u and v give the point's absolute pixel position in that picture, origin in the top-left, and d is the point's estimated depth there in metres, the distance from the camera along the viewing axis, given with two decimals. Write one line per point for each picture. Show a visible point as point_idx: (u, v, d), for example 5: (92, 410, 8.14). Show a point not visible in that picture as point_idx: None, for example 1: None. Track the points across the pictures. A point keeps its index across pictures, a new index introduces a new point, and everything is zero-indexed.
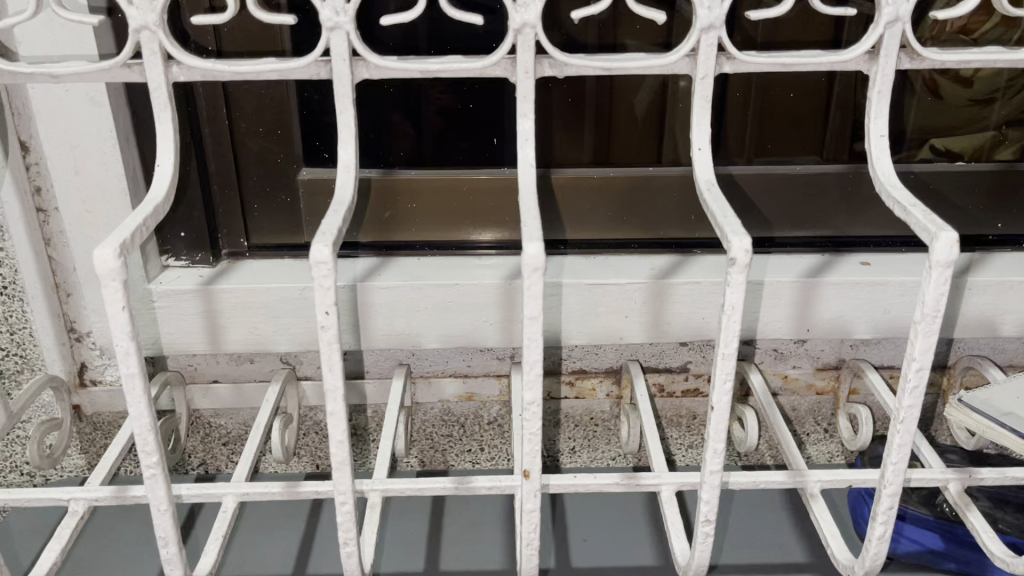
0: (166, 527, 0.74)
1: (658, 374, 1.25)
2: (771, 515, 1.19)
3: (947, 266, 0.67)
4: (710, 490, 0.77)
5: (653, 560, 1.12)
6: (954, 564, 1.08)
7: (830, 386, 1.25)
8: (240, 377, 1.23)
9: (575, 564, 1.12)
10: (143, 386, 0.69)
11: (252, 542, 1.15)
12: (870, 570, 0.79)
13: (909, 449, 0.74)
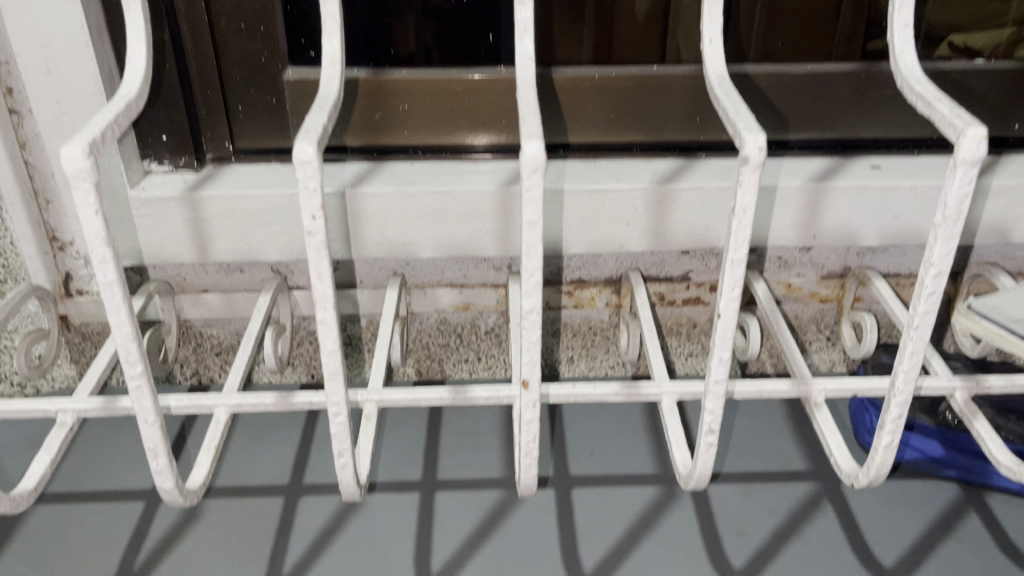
0: (155, 438, 0.72)
1: (659, 283, 1.22)
2: (771, 424, 1.18)
3: (972, 164, 0.63)
4: (715, 400, 0.74)
5: (652, 469, 1.12)
6: (955, 470, 1.07)
7: (835, 295, 1.23)
8: (230, 287, 1.19)
9: (574, 473, 1.11)
10: (123, 295, 0.66)
11: (249, 453, 1.14)
12: (874, 480, 0.78)
13: (921, 357, 0.71)
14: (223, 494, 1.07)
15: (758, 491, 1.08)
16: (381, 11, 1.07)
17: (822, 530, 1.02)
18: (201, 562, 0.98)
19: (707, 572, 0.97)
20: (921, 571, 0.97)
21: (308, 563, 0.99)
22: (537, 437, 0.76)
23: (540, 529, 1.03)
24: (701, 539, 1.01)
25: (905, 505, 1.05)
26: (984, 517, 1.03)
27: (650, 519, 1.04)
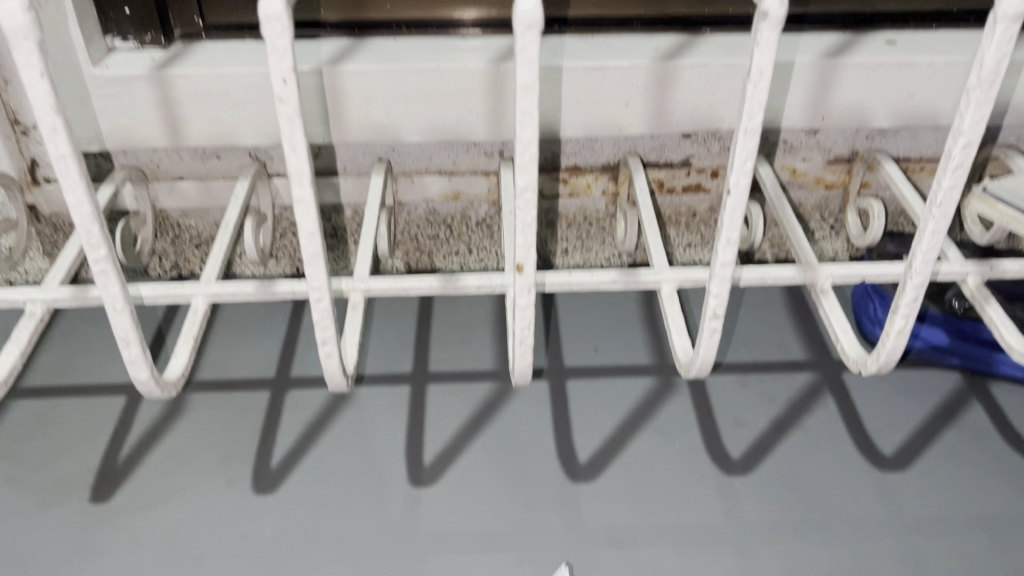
0: (125, 326, 0.67)
1: (659, 169, 1.16)
2: (770, 314, 1.15)
3: (1015, 20, 0.56)
4: (721, 283, 0.70)
5: (648, 360, 1.09)
6: (958, 358, 1.04)
7: (841, 181, 1.17)
8: (207, 175, 1.13)
9: (569, 365, 1.08)
10: (78, 169, 0.60)
11: (233, 346, 1.10)
12: (883, 366, 0.75)
13: (942, 237, 0.67)
14: (207, 388, 1.04)
15: (757, 382, 1.05)
16: None
17: (822, 420, 1.00)
18: (186, 456, 0.96)
19: (704, 463, 0.96)
20: (921, 460, 0.95)
21: (297, 457, 0.96)
22: (533, 322, 0.72)
23: (535, 421, 1.01)
24: (698, 430, 0.99)
25: (907, 394, 1.03)
26: (987, 405, 1.01)
27: (646, 411, 1.02)
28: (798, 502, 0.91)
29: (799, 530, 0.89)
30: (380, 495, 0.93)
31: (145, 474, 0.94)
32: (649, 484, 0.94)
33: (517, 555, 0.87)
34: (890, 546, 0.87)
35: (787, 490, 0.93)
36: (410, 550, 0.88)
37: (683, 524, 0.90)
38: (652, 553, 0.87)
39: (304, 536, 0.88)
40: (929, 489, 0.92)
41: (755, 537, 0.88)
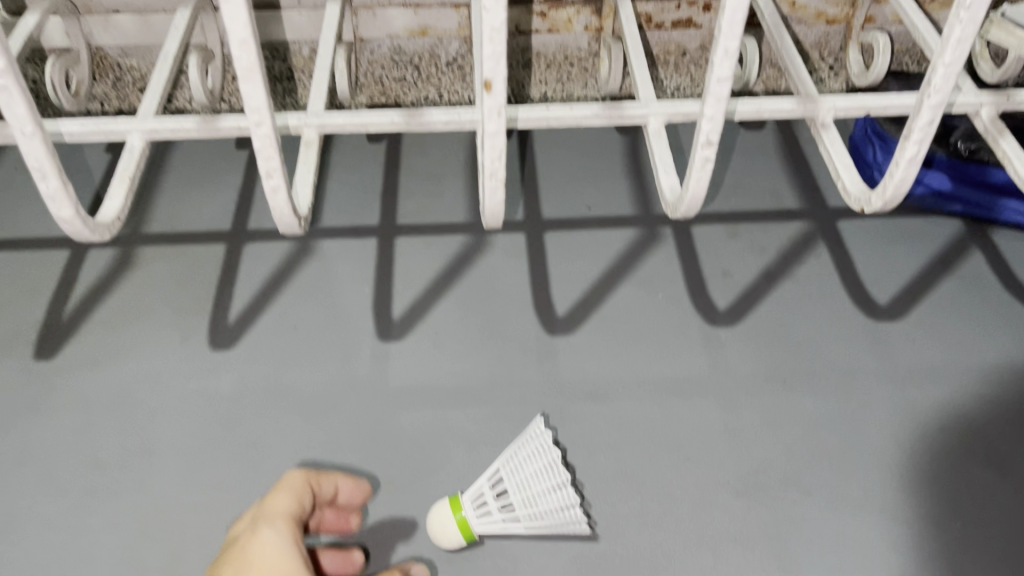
0: (40, 155, 0.59)
1: (647, 2, 1.06)
2: (763, 159, 1.07)
3: None
4: (715, 105, 0.61)
5: (632, 211, 1.01)
6: (961, 206, 0.98)
7: (844, 15, 1.09)
8: (145, 8, 1.03)
9: (546, 216, 1.00)
10: None
11: (183, 196, 1.02)
12: (889, 202, 0.68)
13: (968, 49, 0.57)
14: (157, 241, 0.97)
15: (747, 230, 0.98)
16: None
17: (815, 270, 0.94)
18: (136, 311, 0.90)
19: (689, 315, 0.90)
20: (916, 309, 0.91)
21: (256, 312, 0.90)
22: (504, 153, 0.62)
23: (510, 273, 0.94)
24: (684, 281, 0.94)
25: (905, 242, 0.97)
26: (988, 253, 0.95)
27: (629, 262, 0.95)
28: (786, 352, 0.87)
29: (787, 382, 0.85)
30: (345, 351, 0.87)
31: (94, 328, 0.88)
32: (631, 337, 0.88)
33: (491, 410, 0.83)
34: (880, 394, 0.84)
35: (775, 340, 0.88)
36: (378, 406, 0.83)
37: (666, 376, 0.85)
38: (633, 405, 0.83)
39: (265, 393, 0.84)
40: (923, 338, 0.88)
41: (740, 389, 0.84)
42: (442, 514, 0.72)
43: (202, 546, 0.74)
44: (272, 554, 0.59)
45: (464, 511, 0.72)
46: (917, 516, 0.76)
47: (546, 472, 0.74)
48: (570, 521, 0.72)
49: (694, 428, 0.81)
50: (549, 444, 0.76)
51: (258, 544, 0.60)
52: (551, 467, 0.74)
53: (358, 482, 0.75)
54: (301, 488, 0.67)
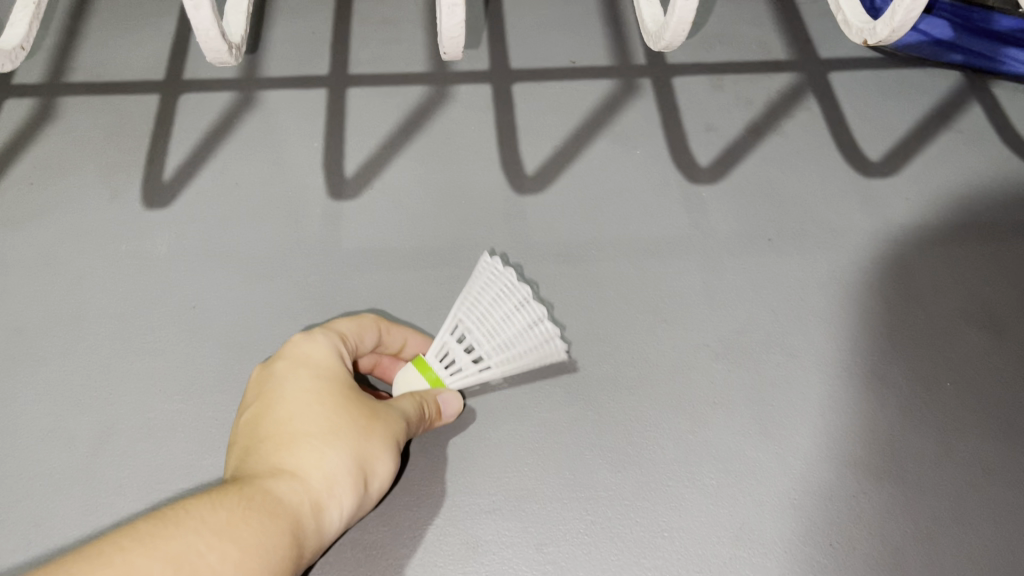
0: None
1: None
2: (751, 6, 0.98)
3: None
4: None
5: (608, 60, 0.92)
6: (961, 56, 0.91)
7: None
8: None
9: (514, 66, 0.91)
10: None
11: (109, 42, 0.91)
12: (895, 32, 0.61)
13: None
14: (82, 91, 0.87)
15: (732, 82, 0.91)
16: None
17: (803, 125, 0.87)
18: (60, 168, 0.81)
19: (669, 172, 0.84)
20: (910, 165, 0.84)
21: (195, 169, 0.82)
22: None
23: (475, 128, 0.86)
24: (662, 136, 0.86)
25: (898, 95, 0.90)
26: (988, 106, 0.89)
27: (605, 116, 0.87)
28: (772, 211, 0.81)
29: (771, 242, 0.79)
30: (294, 209, 0.80)
31: (13, 186, 0.80)
32: (606, 195, 0.82)
33: (453, 273, 0.77)
34: (870, 255, 0.78)
35: (760, 199, 0.82)
36: (331, 269, 0.76)
37: (642, 236, 0.79)
38: (607, 267, 0.77)
39: (206, 254, 0.77)
40: (917, 195, 0.82)
41: (722, 249, 0.78)
42: (411, 377, 0.67)
43: (140, 415, 0.68)
44: (321, 349, 0.59)
45: (436, 371, 0.67)
46: (904, 376, 0.72)
47: (509, 293, 0.70)
48: (549, 334, 0.68)
49: (672, 291, 0.76)
50: (503, 270, 0.72)
51: (305, 338, 0.60)
52: (512, 292, 0.70)
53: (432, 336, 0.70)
54: (368, 326, 0.64)
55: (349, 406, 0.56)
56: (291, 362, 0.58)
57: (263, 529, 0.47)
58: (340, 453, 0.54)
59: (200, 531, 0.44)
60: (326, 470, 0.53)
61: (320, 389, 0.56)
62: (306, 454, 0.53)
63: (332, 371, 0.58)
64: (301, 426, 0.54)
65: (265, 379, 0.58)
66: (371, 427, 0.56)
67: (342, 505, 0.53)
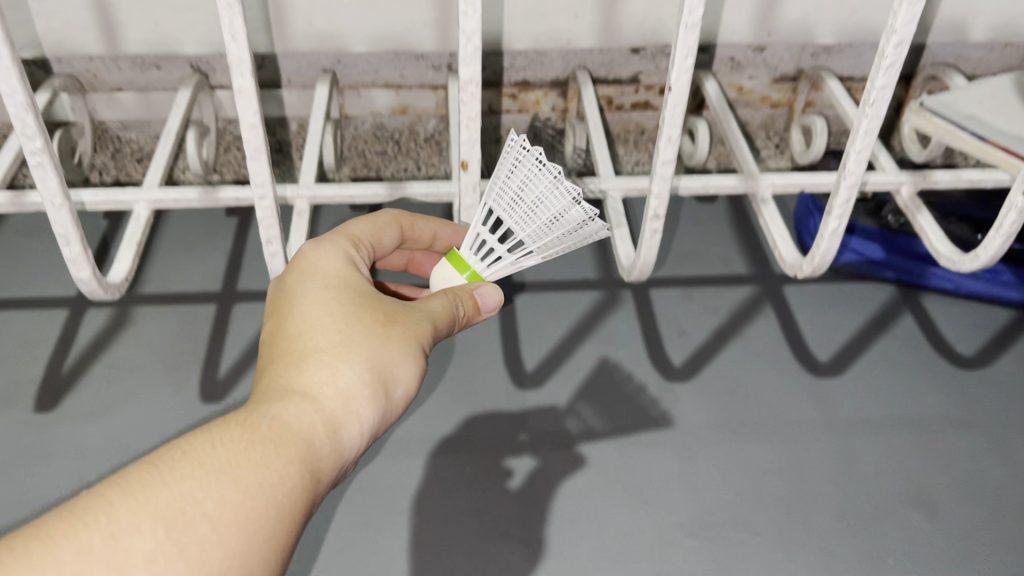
0: (65, 223, 0.68)
1: (607, 86, 1.17)
2: (715, 229, 1.16)
3: None
4: (660, 184, 0.73)
5: (595, 274, 1.09)
6: (893, 273, 1.08)
7: (786, 100, 1.19)
8: (146, 86, 1.10)
9: (516, 279, 1.08)
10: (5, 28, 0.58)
11: (175, 259, 1.08)
12: (818, 268, 0.78)
13: (875, 136, 0.68)
14: (152, 301, 1.03)
15: (700, 294, 1.07)
16: None
17: (760, 330, 1.03)
18: (131, 368, 0.96)
19: (647, 371, 0.98)
20: (853, 367, 0.99)
21: (245, 367, 0.96)
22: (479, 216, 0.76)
23: (482, 333, 1.01)
24: (643, 340, 1.01)
25: (842, 304, 1.06)
26: (918, 316, 1.05)
27: (593, 321, 1.03)
28: (736, 407, 0.95)
29: (736, 431, 0.92)
30: None
31: (91, 383, 0.94)
32: (594, 390, 0.96)
33: (464, 458, 0.89)
34: (821, 446, 0.91)
35: (726, 396, 0.96)
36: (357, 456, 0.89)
37: (625, 427, 0.92)
38: (596, 454, 0.90)
39: None
40: (861, 393, 0.96)
41: (693, 438, 0.92)
42: (448, 274, 0.71)
43: None
44: (331, 262, 0.64)
45: (472, 267, 0.71)
46: (856, 554, 0.83)
47: (541, 173, 0.67)
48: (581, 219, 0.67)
49: (651, 474, 0.88)
50: (530, 146, 0.67)
51: (315, 253, 0.64)
52: (544, 172, 0.67)
53: (458, 228, 0.79)
54: (388, 223, 0.72)
55: (360, 318, 0.60)
56: (303, 278, 0.62)
57: (268, 458, 0.50)
58: (352, 367, 0.58)
59: (197, 470, 0.47)
60: (338, 387, 0.57)
61: (329, 301, 0.61)
62: (318, 372, 0.57)
63: (342, 281, 0.62)
64: (312, 343, 0.58)
65: (279, 291, 0.62)
66: (384, 334, 0.60)
67: (360, 419, 0.58)
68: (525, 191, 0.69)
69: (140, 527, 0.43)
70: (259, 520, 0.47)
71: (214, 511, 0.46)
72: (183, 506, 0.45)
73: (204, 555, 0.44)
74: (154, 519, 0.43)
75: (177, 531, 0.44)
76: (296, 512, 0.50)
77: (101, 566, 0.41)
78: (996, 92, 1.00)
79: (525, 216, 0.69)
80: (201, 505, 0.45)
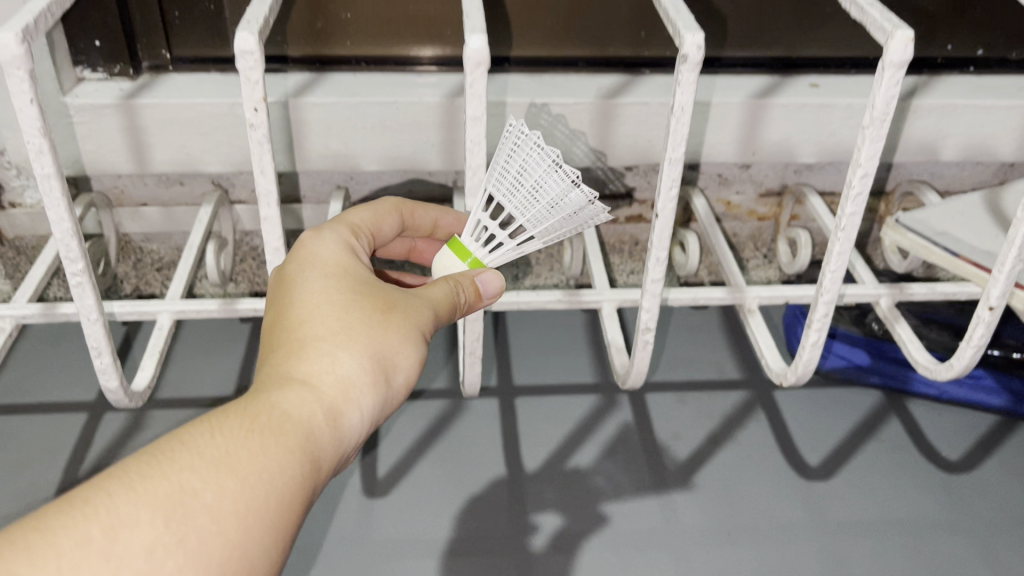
0: (98, 336, 0.75)
1: (603, 200, 1.25)
2: (708, 334, 1.21)
3: (900, 67, 0.65)
4: (651, 299, 0.81)
5: (593, 378, 1.13)
6: (878, 377, 1.12)
7: (772, 213, 1.27)
8: (170, 201, 1.18)
9: (517, 383, 1.12)
10: (54, 163, 0.65)
11: (190, 363, 1.13)
12: (801, 376, 0.85)
13: (847, 258, 0.76)
14: (167, 405, 1.07)
15: (694, 398, 1.11)
16: None
17: (752, 433, 1.07)
18: None
19: (644, 474, 1.01)
20: (843, 470, 1.02)
21: None
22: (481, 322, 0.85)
23: (484, 436, 1.05)
24: (639, 443, 1.05)
25: (830, 408, 1.10)
26: (905, 420, 1.09)
27: (591, 424, 1.07)
28: (730, 509, 0.97)
29: (730, 534, 0.95)
30: (335, 502, 0.97)
31: None
32: (592, 493, 0.99)
33: (466, 560, 0.91)
34: (813, 549, 0.94)
35: (720, 499, 0.99)
36: (361, 557, 0.91)
37: (623, 530, 0.95)
38: (595, 557, 0.92)
39: None
40: (851, 496, 0.99)
41: (689, 539, 0.94)
42: (449, 260, 0.73)
43: None
44: (330, 255, 0.66)
45: (473, 253, 0.73)
46: None
47: (540, 156, 0.71)
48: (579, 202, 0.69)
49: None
50: (528, 132, 0.71)
51: (316, 247, 0.67)
52: (543, 155, 0.71)
53: (458, 215, 0.84)
54: (386, 212, 0.76)
55: (359, 307, 0.62)
56: (304, 270, 0.64)
57: (267, 447, 0.52)
58: (350, 356, 0.59)
59: (196, 459, 0.49)
60: (337, 375, 0.59)
61: (328, 292, 0.62)
62: (317, 360, 0.59)
63: (341, 272, 0.64)
64: (312, 331, 0.60)
65: (280, 281, 0.65)
66: (382, 323, 0.62)
67: (359, 406, 0.59)
68: (524, 176, 0.72)
69: (140, 518, 0.45)
70: (259, 508, 0.49)
71: (213, 501, 0.48)
72: (183, 496, 0.47)
73: (202, 543, 0.46)
74: (154, 510, 0.46)
75: (176, 522, 0.46)
76: (295, 498, 0.52)
77: (101, 558, 0.43)
78: (965, 206, 1.07)
79: (523, 200, 0.72)
80: (199, 495, 0.48)
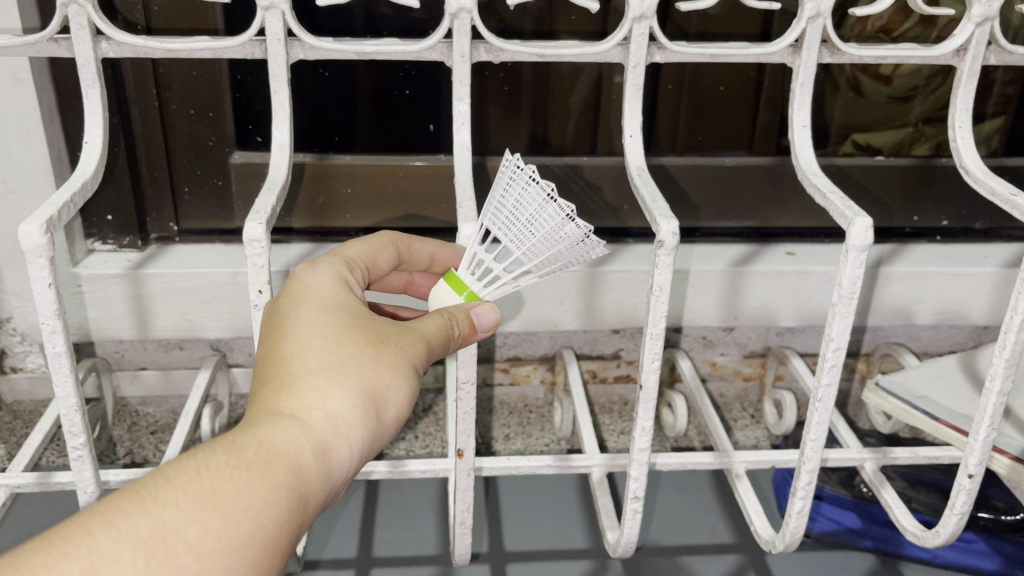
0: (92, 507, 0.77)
1: (591, 361, 1.29)
2: (700, 497, 1.22)
3: (862, 251, 0.70)
4: (639, 468, 0.83)
5: (584, 543, 1.13)
6: (871, 541, 1.12)
7: (757, 373, 1.31)
8: (169, 365, 1.21)
9: (508, 548, 1.12)
10: (65, 340, 0.69)
11: None
12: (789, 544, 0.86)
13: (827, 426, 0.78)
14: None
15: (686, 564, 1.10)
16: (325, 107, 1.11)
17: None
18: None
19: None
20: None
21: None
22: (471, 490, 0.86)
23: None
24: None
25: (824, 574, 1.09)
26: None
27: None
28: None
29: None
30: None
31: None
32: None
33: None
34: None
35: None
36: None
37: None
38: None
39: None
40: None
41: None
42: (445, 294, 0.73)
43: None
44: (325, 288, 0.65)
45: (469, 287, 0.72)
46: None
47: (535, 191, 0.72)
48: (577, 236, 0.70)
49: None
50: (522, 167, 0.72)
51: (310, 279, 0.65)
52: (537, 190, 0.72)
53: (457, 249, 0.82)
54: (382, 246, 0.75)
55: (351, 340, 0.60)
56: (298, 302, 0.63)
57: (253, 484, 0.52)
58: (341, 390, 0.58)
59: (180, 497, 0.49)
60: (327, 411, 0.57)
61: (322, 325, 0.61)
62: (307, 395, 0.58)
63: (335, 305, 0.63)
64: (303, 364, 0.59)
65: (275, 311, 0.63)
66: (374, 356, 0.60)
67: (349, 440, 0.58)
68: (520, 211, 0.73)
69: (122, 558, 0.45)
70: (239, 546, 0.49)
71: (195, 540, 0.48)
72: (165, 536, 0.47)
73: None
74: (136, 549, 0.46)
75: (157, 560, 0.46)
76: (279, 535, 0.52)
77: None
78: (940, 371, 1.11)
79: (519, 234, 0.72)
80: (183, 534, 0.47)
